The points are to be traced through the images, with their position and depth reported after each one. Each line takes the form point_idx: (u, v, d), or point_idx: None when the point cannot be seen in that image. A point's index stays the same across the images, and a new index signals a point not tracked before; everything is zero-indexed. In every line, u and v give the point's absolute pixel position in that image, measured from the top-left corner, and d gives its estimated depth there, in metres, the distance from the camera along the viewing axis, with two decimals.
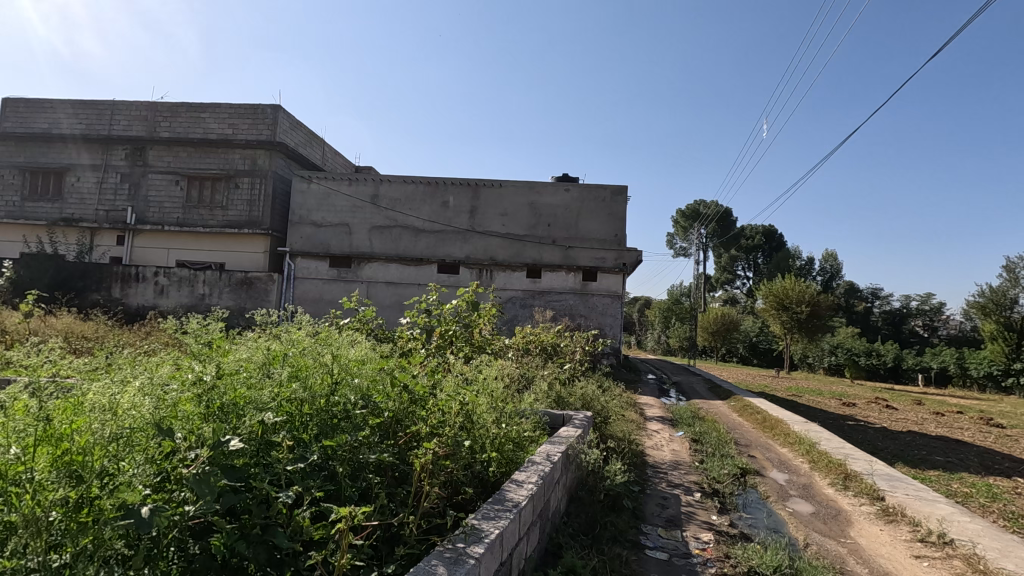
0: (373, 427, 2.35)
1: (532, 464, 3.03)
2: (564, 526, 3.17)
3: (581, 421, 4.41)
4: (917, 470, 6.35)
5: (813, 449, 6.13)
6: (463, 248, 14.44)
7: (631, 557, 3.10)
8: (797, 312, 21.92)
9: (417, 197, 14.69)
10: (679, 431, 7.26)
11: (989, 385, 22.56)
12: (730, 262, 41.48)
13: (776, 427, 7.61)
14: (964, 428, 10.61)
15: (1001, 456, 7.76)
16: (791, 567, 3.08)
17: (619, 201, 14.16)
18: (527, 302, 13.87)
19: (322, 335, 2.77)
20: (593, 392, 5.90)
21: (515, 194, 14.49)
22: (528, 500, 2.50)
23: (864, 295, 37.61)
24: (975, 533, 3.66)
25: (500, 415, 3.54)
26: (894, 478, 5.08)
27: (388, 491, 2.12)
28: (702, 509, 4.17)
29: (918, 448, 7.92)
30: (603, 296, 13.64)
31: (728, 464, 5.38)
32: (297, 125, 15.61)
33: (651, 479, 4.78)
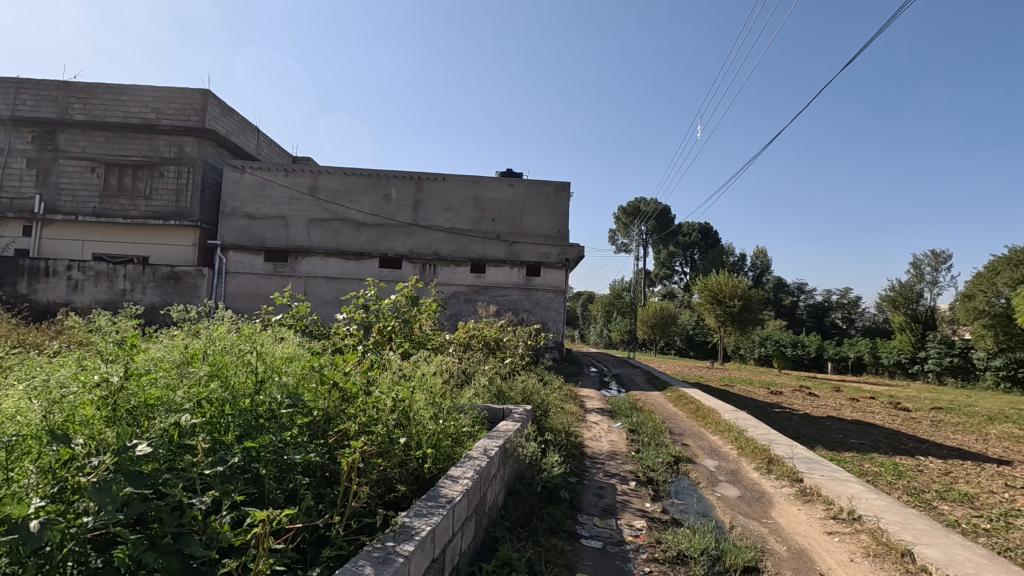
0: (301, 426, 2.27)
1: (469, 459, 3.03)
2: (501, 519, 3.19)
3: (521, 414, 4.45)
4: (834, 452, 6.81)
5: (741, 436, 6.45)
6: (406, 242, 14.21)
7: (567, 548, 3.15)
8: (730, 306, 23.01)
9: (358, 189, 14.32)
10: (618, 422, 7.47)
11: (897, 372, 24.75)
12: (668, 258, 42.99)
13: (708, 416, 7.97)
14: (875, 412, 11.49)
15: (907, 437, 8.44)
16: (717, 549, 3.23)
17: (563, 197, 14.34)
18: (471, 297, 13.79)
19: (247, 332, 2.66)
20: (533, 385, 5.98)
21: (459, 188, 14.41)
22: (463, 494, 2.49)
23: (791, 289, 39.96)
24: (881, 508, 3.98)
25: (438, 411, 3.53)
26: (814, 461, 5.42)
27: (316, 493, 2.04)
28: (636, 497, 4.31)
29: (835, 432, 8.50)
30: (546, 291, 13.77)
31: (662, 453, 5.59)
32: (229, 111, 14.82)
33: (589, 470, 4.89)
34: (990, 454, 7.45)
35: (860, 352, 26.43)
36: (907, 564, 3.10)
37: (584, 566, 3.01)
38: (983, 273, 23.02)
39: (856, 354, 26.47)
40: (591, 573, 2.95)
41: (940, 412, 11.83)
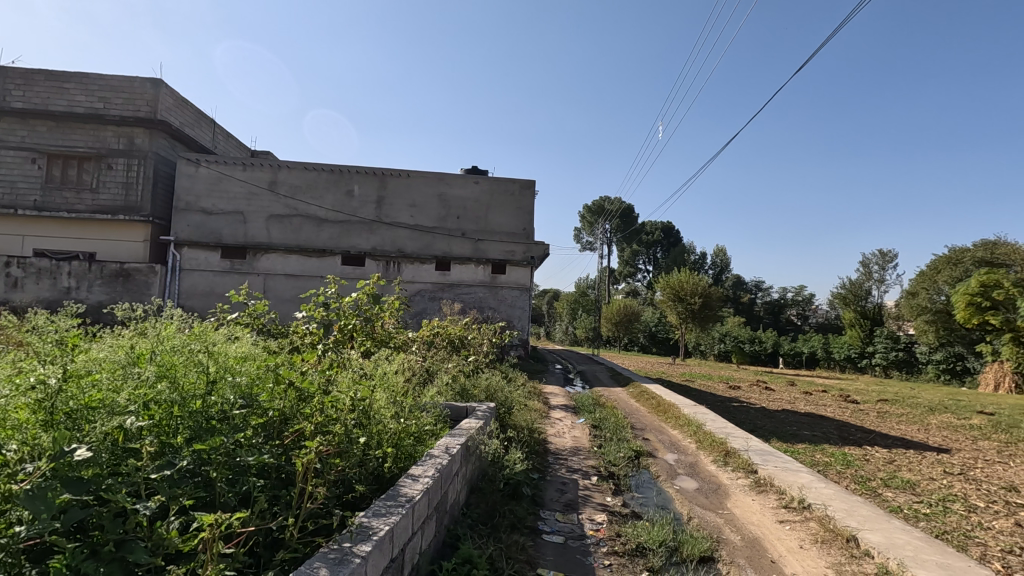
0: (256, 427, 2.21)
1: (430, 458, 3.01)
2: (463, 517, 3.19)
3: (484, 412, 4.45)
4: (788, 444, 7.06)
5: (699, 430, 6.63)
6: (369, 239, 13.99)
7: (529, 544, 3.17)
8: (691, 303, 23.57)
9: (319, 184, 14.02)
10: (581, 418, 7.56)
11: (848, 366, 25.89)
12: (632, 256, 43.67)
13: (669, 411, 8.15)
14: (827, 404, 11.98)
15: (855, 428, 8.83)
16: (675, 540, 3.32)
17: (528, 195, 14.43)
18: (435, 295, 13.65)
19: (198, 331, 2.57)
20: (497, 383, 5.99)
21: (423, 185, 14.29)
22: (423, 493, 2.48)
23: (749, 287, 41.20)
24: (829, 497, 4.15)
25: (400, 410, 3.50)
26: (767, 452, 5.61)
27: (271, 495, 1.99)
28: (597, 491, 4.37)
29: (789, 425, 8.81)
30: (512, 289, 13.80)
31: (624, 448, 5.69)
32: (182, 102, 14.25)
33: (551, 466, 4.94)
34: (930, 442, 7.87)
35: (814, 347, 27.48)
36: (852, 549, 3.24)
37: (545, 561, 3.04)
38: (925, 272, 24.48)
39: (810, 349, 27.53)
40: (552, 568, 2.98)
41: (886, 404, 12.44)
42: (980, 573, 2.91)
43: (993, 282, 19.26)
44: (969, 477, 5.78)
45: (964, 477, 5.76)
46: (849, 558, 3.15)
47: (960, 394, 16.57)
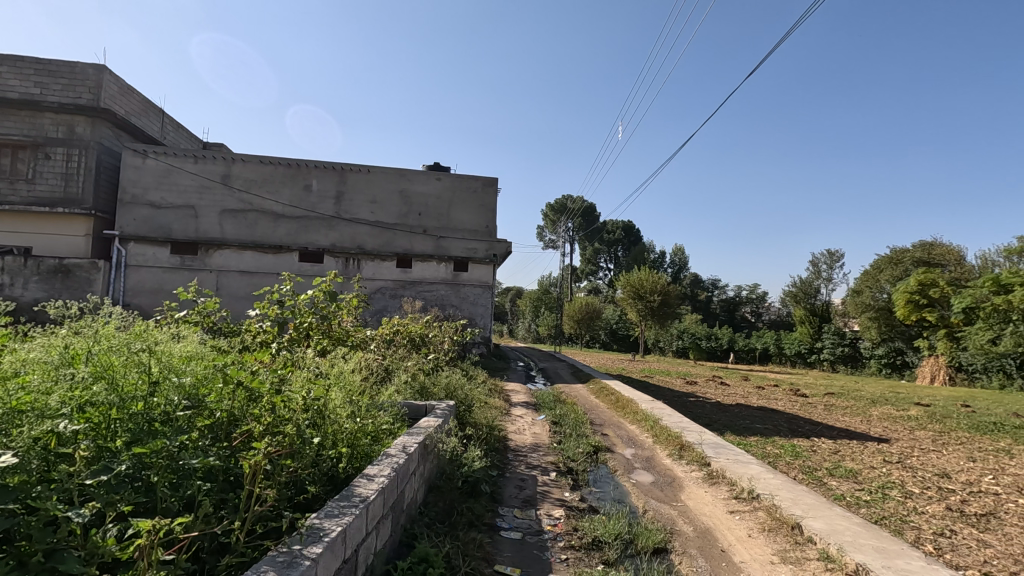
0: (201, 429, 2.14)
1: (386, 457, 2.97)
2: (420, 516, 3.17)
3: (443, 410, 4.43)
4: (740, 437, 7.30)
5: (656, 424, 6.78)
6: (328, 235, 13.69)
7: (487, 541, 3.18)
8: (650, 301, 24.05)
9: (276, 178, 13.64)
10: (541, 415, 7.62)
11: (798, 361, 26.96)
12: (593, 254, 44.19)
13: (627, 406, 8.30)
14: (778, 398, 12.44)
15: (804, 421, 9.20)
16: (630, 534, 3.39)
17: (490, 193, 14.47)
18: (396, 292, 13.47)
19: (140, 330, 2.47)
20: (457, 380, 5.97)
21: (384, 180, 14.08)
22: (379, 493, 2.45)
23: (706, 285, 42.34)
24: (776, 487, 4.32)
25: (356, 409, 3.46)
26: (720, 445, 5.78)
27: (217, 498, 1.93)
28: (556, 487, 4.42)
29: (742, 418, 9.11)
30: (474, 287, 13.76)
31: (583, 443, 5.77)
32: (128, 90, 13.57)
33: (511, 462, 4.96)
34: (871, 433, 8.28)
35: (767, 343, 28.48)
36: (796, 536, 3.39)
37: (502, 558, 3.05)
38: (869, 271, 25.76)
39: (763, 345, 28.51)
40: (508, 564, 2.98)
41: (832, 397, 13.02)
42: (912, 554, 3.09)
43: (930, 281, 20.79)
44: (906, 465, 6.12)
45: (901, 465, 6.09)
46: (793, 544, 3.29)
47: (899, 386, 17.50)
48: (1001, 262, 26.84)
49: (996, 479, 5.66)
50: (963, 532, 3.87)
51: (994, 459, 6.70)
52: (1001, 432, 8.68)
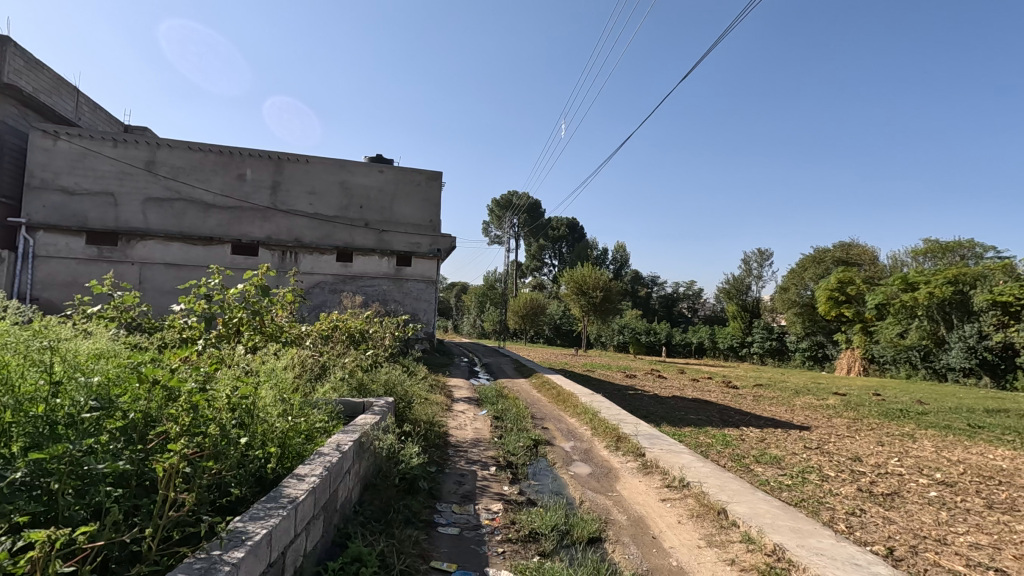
0: (112, 431, 2.00)
1: (319, 456, 2.89)
2: (355, 515, 3.10)
3: (381, 407, 4.35)
4: (675, 428, 7.60)
5: (595, 417, 6.93)
6: (263, 227, 13.12)
7: (423, 537, 3.15)
8: (593, 297, 24.55)
9: (206, 166, 12.95)
10: (483, 410, 7.63)
11: (730, 355, 28.33)
12: (538, 251, 44.64)
13: (568, 400, 8.45)
14: (710, 390, 13.03)
15: (734, 411, 9.68)
16: (566, 524, 3.47)
17: (434, 186, 14.35)
18: (336, 288, 13.00)
19: (41, 328, 2.30)
20: (396, 377, 5.89)
21: (323, 171, 13.67)
22: (309, 493, 2.38)
23: (646, 281, 43.75)
24: (706, 475, 4.52)
25: (287, 407, 3.34)
26: (655, 436, 5.99)
27: (129, 506, 1.81)
28: (495, 481, 4.44)
29: (678, 410, 9.47)
30: (417, 282, 13.52)
31: (523, 437, 5.83)
32: (37, 65, 12.43)
33: (451, 458, 4.95)
34: (794, 421, 8.82)
35: (702, 337, 29.70)
36: (722, 520, 3.56)
37: (439, 554, 3.04)
38: (795, 269, 27.43)
39: (698, 340, 29.75)
40: (445, 559, 2.98)
41: (760, 388, 13.78)
42: (824, 533, 3.31)
43: (848, 279, 22.84)
44: (823, 450, 6.56)
45: (819, 451, 6.53)
46: (719, 529, 3.46)
47: (820, 378, 18.69)
48: (909, 262, 29.25)
49: (900, 461, 6.17)
50: (871, 510, 4.19)
51: (899, 442, 7.30)
52: (906, 417, 9.48)
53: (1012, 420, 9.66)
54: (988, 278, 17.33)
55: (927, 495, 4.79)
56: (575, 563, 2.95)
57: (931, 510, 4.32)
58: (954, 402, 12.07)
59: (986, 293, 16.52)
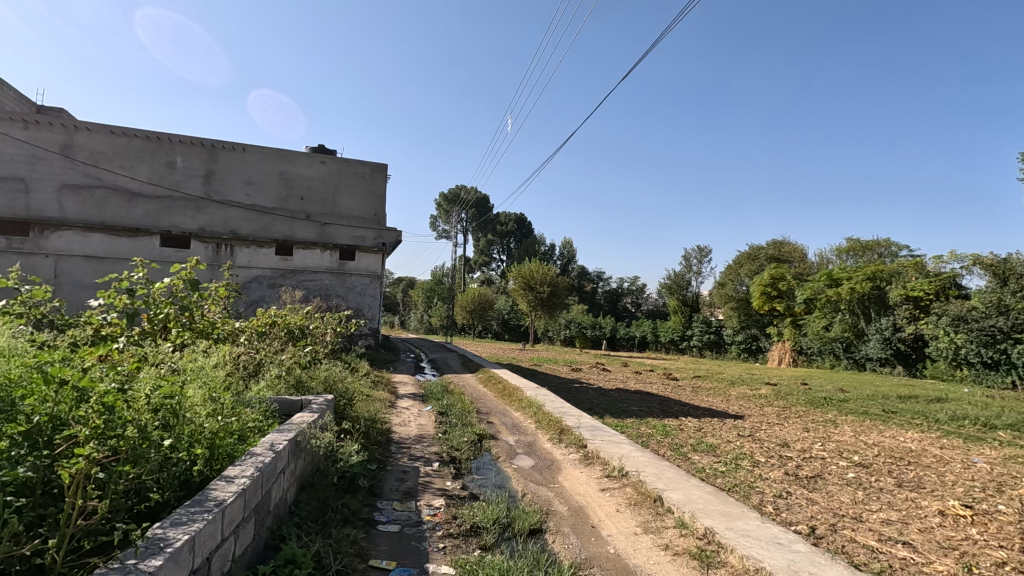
0: (11, 436, 1.85)
1: (250, 457, 2.77)
2: (290, 516, 3.01)
3: (320, 405, 4.23)
4: (618, 419, 7.79)
5: (539, 410, 7.02)
6: (195, 219, 12.41)
7: (362, 536, 3.09)
8: (540, 292, 24.79)
9: (131, 152, 12.17)
10: (428, 406, 7.56)
11: (671, 348, 29.29)
12: (486, 246, 44.59)
13: (513, 394, 8.51)
14: (653, 382, 13.45)
15: (674, 402, 10.03)
16: (507, 517, 3.50)
17: (379, 179, 14.09)
18: (275, 282, 12.43)
19: None
20: (337, 374, 5.74)
21: (261, 161, 13.11)
22: (238, 496, 2.27)
23: (593, 277, 44.54)
24: (644, 464, 4.67)
25: (217, 407, 3.19)
26: (597, 428, 6.13)
27: (32, 516, 1.67)
28: (438, 476, 4.42)
29: (620, 402, 9.73)
30: (361, 276, 13.17)
31: (467, 432, 5.83)
32: None
33: (393, 455, 4.87)
34: (729, 411, 9.24)
35: (645, 331, 30.56)
36: (657, 507, 3.69)
37: (378, 552, 2.99)
38: (731, 265, 28.75)
39: (642, 334, 30.58)
40: (384, 558, 2.93)
41: (699, 380, 14.34)
42: (751, 515, 3.48)
43: (780, 275, 24.14)
44: (754, 438, 6.91)
45: (751, 438, 6.87)
46: (655, 515, 3.58)
47: (754, 369, 19.63)
48: (834, 260, 31.24)
49: (823, 445, 6.59)
50: (796, 492, 4.46)
51: (822, 428, 7.80)
52: (829, 405, 10.12)
53: (920, 405, 10.52)
54: (901, 275, 18.94)
55: (846, 476, 5.14)
56: (516, 555, 2.98)
57: (849, 490, 4.65)
58: (872, 389, 13.00)
59: (900, 289, 18.13)
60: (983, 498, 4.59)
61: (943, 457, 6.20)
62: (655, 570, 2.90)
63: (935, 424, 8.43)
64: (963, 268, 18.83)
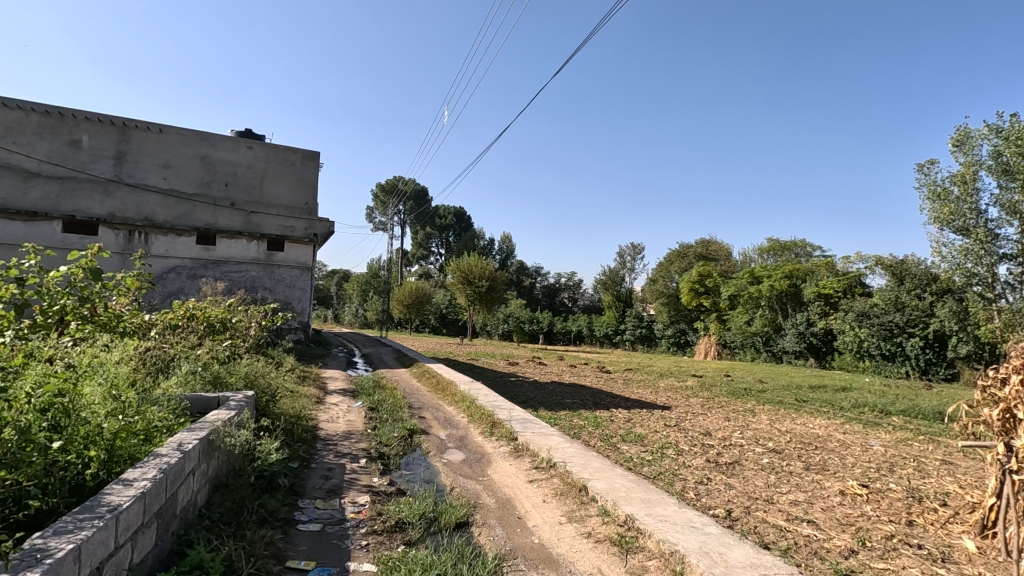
0: None
1: (154, 458, 2.59)
2: (199, 520, 2.84)
3: (239, 401, 4.03)
4: (552, 412, 7.91)
5: (472, 404, 7.02)
6: (103, 204, 11.44)
7: (279, 537, 2.97)
8: (478, 286, 24.69)
9: (28, 128, 11.12)
10: (358, 402, 7.38)
11: (606, 342, 29.95)
12: (425, 239, 44.03)
13: (447, 388, 8.46)
14: (586, 375, 13.75)
15: (606, 394, 10.31)
16: (434, 512, 3.48)
17: (310, 167, 13.62)
18: (195, 273, 11.64)
19: None
20: (259, 369, 5.48)
21: (180, 143, 12.31)
22: (137, 500, 2.11)
23: (531, 272, 44.98)
24: (571, 455, 4.77)
25: (117, 405, 2.95)
26: (528, 421, 6.18)
27: None
28: (365, 473, 4.33)
29: (555, 395, 9.86)
30: (290, 268, 12.64)
31: (398, 428, 5.74)
32: None
33: (319, 453, 4.73)
34: (657, 402, 9.60)
35: (581, 326, 31.03)
36: (582, 497, 3.78)
37: (296, 553, 2.89)
38: (662, 263, 30.05)
39: (578, 328, 31.05)
40: (302, 558, 2.84)
41: (630, 373, 14.83)
42: (669, 501, 3.64)
43: (707, 273, 25.35)
44: (680, 427, 7.22)
45: (676, 428, 7.17)
46: (579, 505, 3.67)
47: (682, 362, 20.42)
48: (756, 259, 33.18)
49: (741, 433, 6.99)
50: (715, 478, 4.71)
51: (741, 417, 8.26)
52: (748, 396, 10.75)
53: (828, 394, 11.37)
54: (814, 274, 20.78)
55: (761, 461, 5.48)
56: (440, 549, 2.97)
57: (762, 475, 4.96)
58: (786, 381, 13.89)
59: (813, 286, 19.65)
60: (877, 477, 5.03)
61: (846, 441, 6.74)
62: (578, 557, 2.97)
63: (840, 411, 9.15)
64: (868, 269, 20.68)
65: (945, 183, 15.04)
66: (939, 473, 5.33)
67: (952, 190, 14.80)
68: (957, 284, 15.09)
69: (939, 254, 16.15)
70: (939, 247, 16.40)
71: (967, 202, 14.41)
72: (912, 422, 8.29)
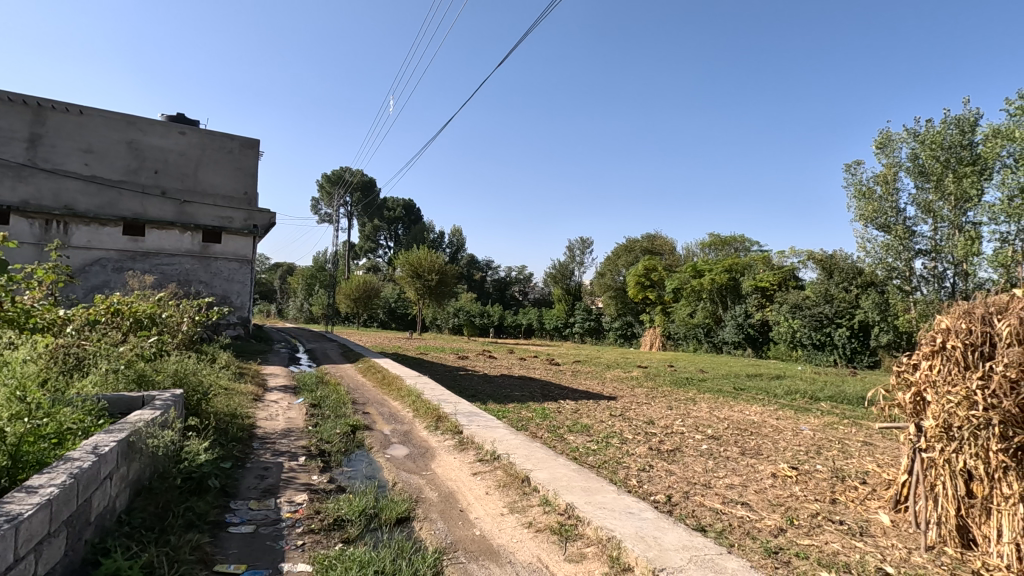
0: None
1: (65, 462, 2.41)
2: (119, 526, 2.68)
3: (165, 401, 3.82)
4: (500, 405, 7.92)
5: (418, 398, 6.95)
6: (15, 190, 10.59)
7: (207, 540, 2.84)
8: (428, 280, 24.38)
9: None
10: (300, 398, 7.15)
11: (556, 335, 30.26)
12: (372, 232, 43.12)
13: (392, 383, 8.33)
14: (534, 368, 13.84)
15: (554, 387, 10.41)
16: (374, 508, 3.42)
17: (249, 155, 13.02)
18: (122, 265, 10.93)
19: None
20: (189, 366, 5.21)
21: (103, 126, 11.51)
22: (42, 507, 1.96)
23: (482, 266, 44.87)
24: (516, 446, 4.79)
25: (24, 406, 2.73)
26: (474, 414, 6.17)
27: None
28: (304, 471, 4.21)
29: (503, 388, 9.87)
30: (228, 261, 12.04)
31: (340, 424, 5.61)
32: None
33: (254, 452, 4.56)
34: (604, 393, 9.79)
35: (531, 319, 31.24)
36: (525, 487, 3.81)
37: (226, 556, 2.77)
38: (610, 257, 30.70)
39: (528, 321, 31.21)
40: (232, 561, 2.72)
41: (578, 365, 15.05)
42: (608, 489, 3.72)
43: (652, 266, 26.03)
44: (624, 417, 7.38)
45: (621, 418, 7.33)
46: (521, 496, 3.70)
47: (628, 354, 20.86)
48: (698, 254, 34.41)
49: (682, 422, 7.22)
50: (656, 465, 4.84)
51: (682, 406, 8.54)
52: (690, 385, 11.12)
53: (763, 383, 11.93)
54: (752, 268, 21.81)
55: (699, 448, 5.68)
56: (379, 545, 2.92)
57: (700, 460, 5.15)
58: (725, 370, 14.45)
59: (751, 280, 20.67)
60: (806, 460, 5.33)
61: (778, 427, 7.08)
62: (517, 547, 3.00)
63: (773, 399, 9.62)
64: (801, 263, 21.73)
65: (869, 184, 16.04)
66: (860, 454, 5.70)
67: (875, 189, 15.83)
68: (879, 277, 16.15)
69: (864, 249, 17.21)
70: (864, 243, 17.49)
71: (888, 201, 15.47)
72: (837, 408, 8.82)
